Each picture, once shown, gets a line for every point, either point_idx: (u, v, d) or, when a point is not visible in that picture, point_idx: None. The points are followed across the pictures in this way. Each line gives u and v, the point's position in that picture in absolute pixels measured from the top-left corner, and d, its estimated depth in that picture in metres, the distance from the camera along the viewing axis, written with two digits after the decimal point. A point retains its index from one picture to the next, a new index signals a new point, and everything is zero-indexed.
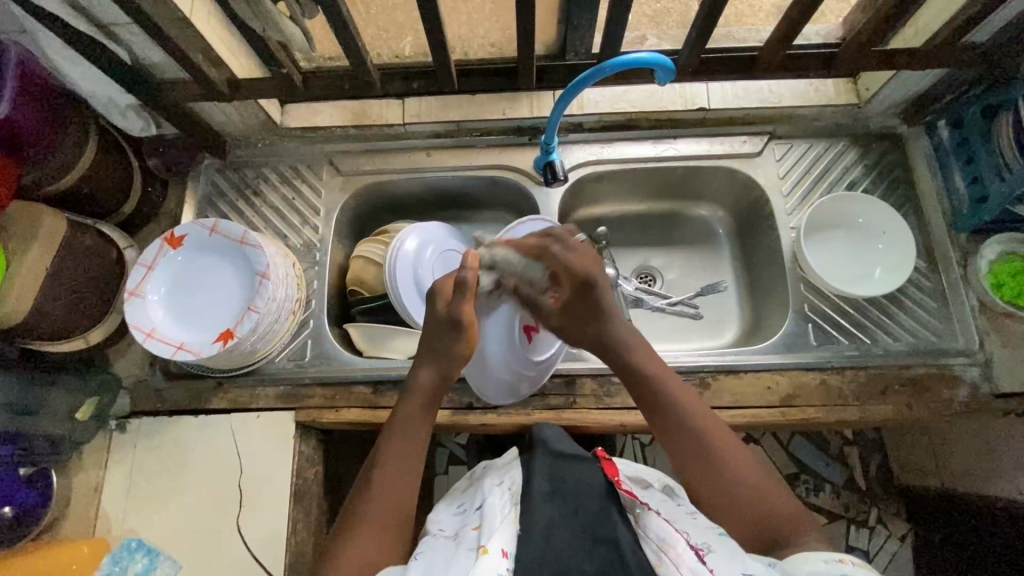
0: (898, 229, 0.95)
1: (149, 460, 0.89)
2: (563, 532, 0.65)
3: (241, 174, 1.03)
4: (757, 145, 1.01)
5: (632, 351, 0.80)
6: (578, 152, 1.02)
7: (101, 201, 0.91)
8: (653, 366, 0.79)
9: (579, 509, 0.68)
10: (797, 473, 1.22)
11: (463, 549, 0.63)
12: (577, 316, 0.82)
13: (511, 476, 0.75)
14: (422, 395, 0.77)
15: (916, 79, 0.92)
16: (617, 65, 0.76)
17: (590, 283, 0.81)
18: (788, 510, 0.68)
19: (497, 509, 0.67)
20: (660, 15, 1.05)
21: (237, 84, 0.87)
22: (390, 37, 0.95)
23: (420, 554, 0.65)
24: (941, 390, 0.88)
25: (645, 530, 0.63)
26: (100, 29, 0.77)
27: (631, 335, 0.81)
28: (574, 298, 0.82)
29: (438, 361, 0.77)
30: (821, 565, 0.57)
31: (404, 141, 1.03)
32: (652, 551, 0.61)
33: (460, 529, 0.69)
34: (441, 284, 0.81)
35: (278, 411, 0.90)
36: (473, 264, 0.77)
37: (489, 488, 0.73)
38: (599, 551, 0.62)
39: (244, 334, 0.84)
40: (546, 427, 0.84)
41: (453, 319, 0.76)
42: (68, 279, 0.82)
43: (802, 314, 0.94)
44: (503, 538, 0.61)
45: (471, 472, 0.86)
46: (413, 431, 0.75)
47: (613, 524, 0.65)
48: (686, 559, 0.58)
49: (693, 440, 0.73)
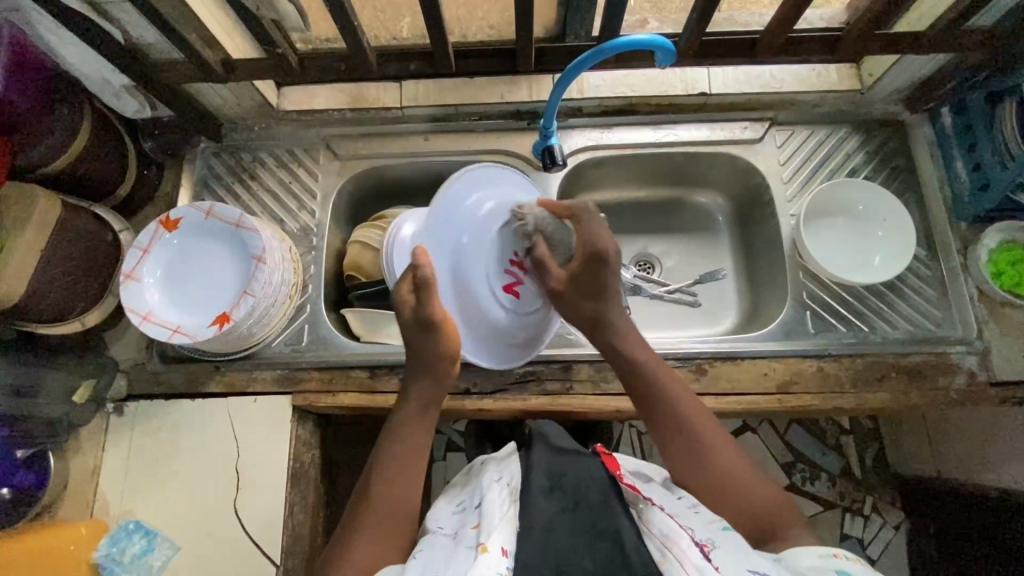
0: (897, 216, 0.94)
1: (146, 443, 0.89)
2: (563, 529, 0.65)
3: (237, 157, 1.03)
4: (757, 131, 1.00)
5: (623, 344, 0.79)
6: (578, 136, 1.01)
7: (94, 183, 0.90)
8: (644, 356, 0.78)
9: (579, 504, 0.68)
10: (793, 463, 1.23)
11: (463, 547, 0.63)
12: (584, 284, 0.80)
13: (510, 472, 0.75)
14: (417, 403, 0.76)
15: (921, 63, 0.90)
16: (616, 46, 0.75)
17: (606, 255, 0.79)
18: (775, 504, 0.69)
19: (496, 507, 0.67)
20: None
21: (232, 66, 0.85)
22: (387, 19, 0.92)
23: (420, 553, 0.65)
24: (937, 377, 0.88)
25: (650, 526, 0.63)
26: (92, 6, 0.76)
27: (623, 320, 0.80)
28: (586, 266, 0.80)
29: (431, 375, 0.76)
30: (815, 560, 0.60)
31: (402, 126, 1.02)
32: (656, 548, 0.60)
33: (459, 527, 0.69)
34: (400, 295, 0.74)
35: (275, 394, 0.90)
36: (424, 257, 0.71)
37: (488, 484, 0.72)
38: (601, 546, 0.62)
39: (240, 317, 0.83)
40: (547, 424, 0.84)
41: (424, 319, 0.73)
42: (62, 261, 0.82)
43: (801, 301, 0.93)
44: (502, 535, 0.62)
45: (471, 467, 0.85)
46: (405, 435, 0.74)
47: (616, 517, 0.65)
48: (690, 556, 0.58)
49: (683, 426, 0.74)
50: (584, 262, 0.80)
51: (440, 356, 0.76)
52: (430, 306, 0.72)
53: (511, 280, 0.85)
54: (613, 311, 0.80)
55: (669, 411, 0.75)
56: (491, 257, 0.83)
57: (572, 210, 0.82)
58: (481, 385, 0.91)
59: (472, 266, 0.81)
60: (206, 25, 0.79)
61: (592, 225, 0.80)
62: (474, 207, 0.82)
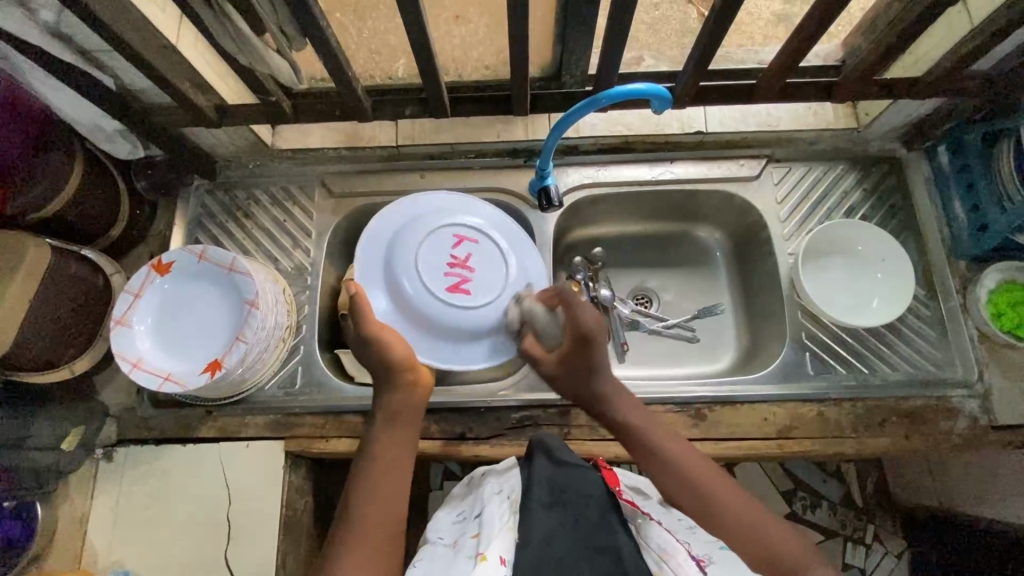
0: (896, 256, 0.93)
1: (136, 489, 0.88)
2: (563, 541, 0.62)
3: (232, 195, 1.02)
4: (754, 168, 1.00)
5: (612, 400, 0.77)
6: (573, 174, 1.01)
7: (86, 225, 0.89)
8: (639, 418, 0.75)
9: (579, 518, 0.65)
10: (794, 490, 1.21)
11: (462, 556, 0.64)
12: (574, 371, 0.78)
13: (511, 485, 0.74)
14: (388, 414, 0.74)
15: (918, 104, 0.90)
16: (613, 96, 0.74)
17: (593, 339, 0.77)
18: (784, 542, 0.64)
19: (497, 517, 0.67)
20: (658, 23, 1.09)
21: (225, 109, 0.84)
22: (382, 60, 0.91)
23: (420, 562, 0.67)
24: (938, 421, 0.87)
25: (646, 539, 0.65)
26: (83, 56, 0.75)
27: (613, 380, 0.78)
28: (574, 351, 0.78)
29: (396, 384, 0.75)
30: None
31: (397, 163, 1.02)
32: (653, 561, 0.62)
33: (459, 536, 0.70)
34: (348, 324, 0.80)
35: (268, 440, 0.89)
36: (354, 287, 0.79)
37: (490, 496, 0.72)
38: (600, 560, 0.60)
39: (232, 364, 0.82)
40: (549, 435, 0.79)
41: (364, 337, 0.76)
42: (53, 308, 0.81)
43: (800, 342, 0.92)
44: (502, 544, 0.62)
45: (471, 477, 0.84)
46: (386, 450, 0.72)
47: (615, 533, 0.63)
48: (686, 569, 0.60)
49: (683, 483, 0.69)
50: (573, 347, 0.78)
51: (395, 365, 0.75)
52: (363, 323, 0.76)
53: (458, 280, 0.85)
54: (600, 375, 0.77)
55: (662, 467, 0.71)
56: (425, 268, 0.85)
57: (558, 295, 0.82)
58: (476, 430, 0.89)
59: (409, 285, 0.83)
60: (198, 71, 0.78)
61: (579, 313, 0.78)
62: (399, 233, 0.87)
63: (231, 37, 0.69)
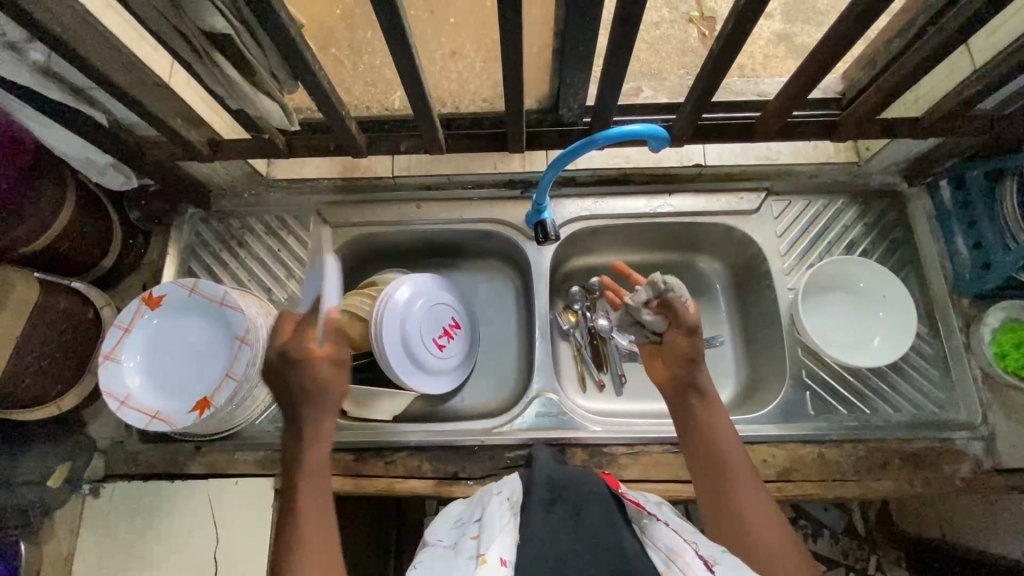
0: (898, 293, 0.92)
1: (123, 526, 0.86)
2: (563, 536, 0.59)
3: (226, 224, 1.01)
4: (754, 201, 0.98)
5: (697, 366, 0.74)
6: (569, 207, 1.00)
7: (77, 257, 0.88)
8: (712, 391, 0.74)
9: (579, 514, 0.63)
10: (795, 519, 1.19)
11: (462, 558, 0.60)
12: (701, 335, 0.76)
13: (511, 487, 0.70)
14: (317, 438, 0.69)
15: (918, 142, 0.89)
16: (609, 136, 0.74)
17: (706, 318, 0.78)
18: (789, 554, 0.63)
19: (497, 518, 0.63)
20: (658, 42, 1.11)
21: (218, 144, 0.84)
22: (378, 92, 0.91)
23: (419, 563, 0.63)
24: (941, 465, 0.85)
25: (652, 539, 0.63)
26: (75, 93, 0.74)
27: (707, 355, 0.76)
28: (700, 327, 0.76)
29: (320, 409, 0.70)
30: None
31: (394, 193, 1.01)
32: (659, 560, 0.60)
33: (459, 538, 0.65)
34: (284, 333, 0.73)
35: (257, 478, 0.87)
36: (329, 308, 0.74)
37: (489, 497, 0.68)
38: (602, 556, 0.58)
39: (221, 404, 0.80)
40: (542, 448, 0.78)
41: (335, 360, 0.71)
42: (40, 345, 0.79)
43: (800, 381, 0.91)
44: (503, 546, 0.58)
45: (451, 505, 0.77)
46: (316, 479, 0.67)
47: (617, 531, 0.61)
48: (694, 568, 0.57)
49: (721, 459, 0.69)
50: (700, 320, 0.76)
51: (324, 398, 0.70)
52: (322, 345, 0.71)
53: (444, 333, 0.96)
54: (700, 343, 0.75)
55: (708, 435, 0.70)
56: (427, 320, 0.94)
57: None
58: (469, 469, 0.88)
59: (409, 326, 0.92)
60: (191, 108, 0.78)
61: None
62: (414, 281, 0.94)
63: (222, 81, 0.68)
